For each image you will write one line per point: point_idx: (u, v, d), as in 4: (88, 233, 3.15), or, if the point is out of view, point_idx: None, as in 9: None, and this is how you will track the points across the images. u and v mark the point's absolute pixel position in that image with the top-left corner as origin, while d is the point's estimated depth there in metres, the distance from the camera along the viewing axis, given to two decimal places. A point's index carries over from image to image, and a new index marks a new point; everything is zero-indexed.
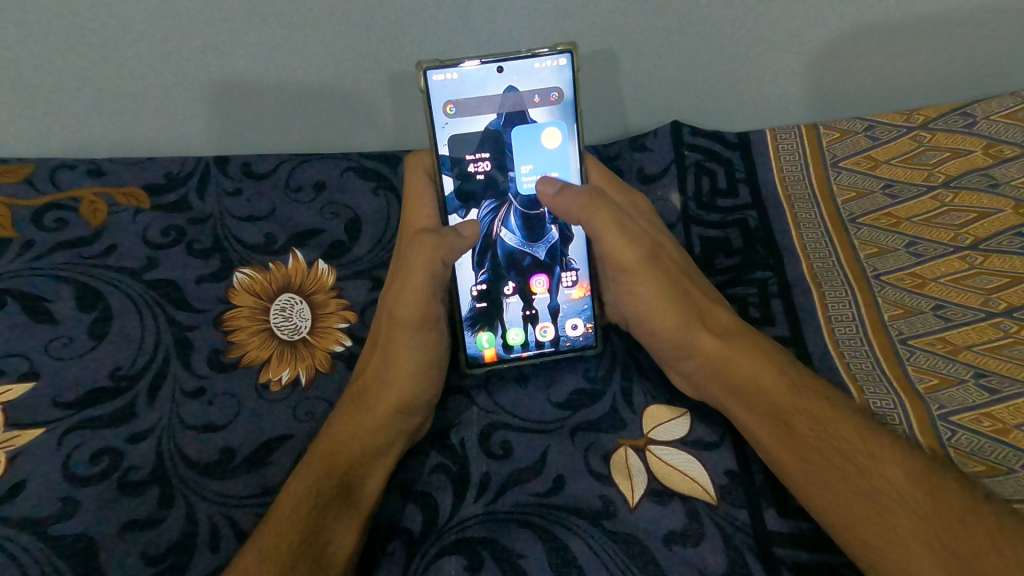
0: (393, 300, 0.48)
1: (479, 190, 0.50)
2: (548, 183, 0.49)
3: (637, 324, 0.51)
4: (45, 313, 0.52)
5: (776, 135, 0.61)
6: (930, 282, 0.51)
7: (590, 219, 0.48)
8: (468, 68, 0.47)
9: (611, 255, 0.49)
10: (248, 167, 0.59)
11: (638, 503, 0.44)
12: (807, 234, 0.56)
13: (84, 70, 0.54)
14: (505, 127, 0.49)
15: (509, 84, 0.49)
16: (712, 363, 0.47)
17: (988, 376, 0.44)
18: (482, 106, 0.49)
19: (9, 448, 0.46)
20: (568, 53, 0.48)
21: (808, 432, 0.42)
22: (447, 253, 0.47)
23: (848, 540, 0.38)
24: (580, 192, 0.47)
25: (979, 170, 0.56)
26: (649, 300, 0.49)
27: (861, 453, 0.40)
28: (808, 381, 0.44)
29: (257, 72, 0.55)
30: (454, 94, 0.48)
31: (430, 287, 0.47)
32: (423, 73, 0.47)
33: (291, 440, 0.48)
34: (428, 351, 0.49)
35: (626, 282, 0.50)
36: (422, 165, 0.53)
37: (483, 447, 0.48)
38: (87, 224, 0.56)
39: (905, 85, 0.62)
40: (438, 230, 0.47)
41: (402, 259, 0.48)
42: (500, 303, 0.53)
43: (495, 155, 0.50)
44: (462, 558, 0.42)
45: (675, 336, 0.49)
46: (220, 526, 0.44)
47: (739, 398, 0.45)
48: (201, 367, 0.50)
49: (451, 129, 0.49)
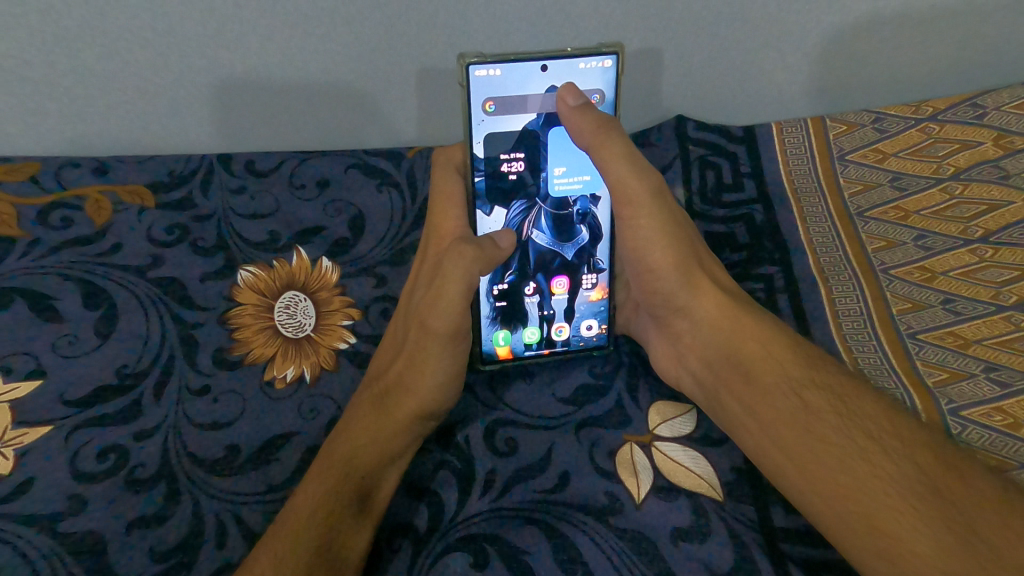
0: (430, 310, 0.48)
1: (508, 189, 0.50)
2: (573, 92, 0.47)
3: (634, 260, 0.51)
4: (50, 311, 0.52)
5: (783, 127, 0.61)
6: (939, 276, 0.50)
7: (600, 147, 0.46)
8: (513, 64, 0.46)
9: (616, 186, 0.48)
10: (252, 165, 0.59)
11: (644, 499, 0.44)
12: (813, 228, 0.56)
13: (91, 70, 0.54)
14: (543, 127, 0.49)
15: (552, 84, 0.48)
16: (705, 325, 0.48)
17: (998, 370, 0.43)
18: (523, 104, 0.48)
19: (17, 445, 0.46)
20: (614, 55, 0.47)
21: (821, 423, 0.40)
22: (486, 265, 0.48)
23: (843, 542, 0.38)
24: (597, 116, 0.46)
25: (990, 162, 0.55)
26: (651, 234, 0.49)
27: (873, 438, 0.39)
28: (825, 370, 0.43)
29: (263, 70, 0.55)
30: (494, 90, 0.47)
31: (465, 299, 0.47)
32: (466, 67, 0.46)
33: (297, 438, 0.48)
34: (456, 365, 0.49)
35: (630, 215, 0.49)
36: (451, 162, 0.54)
37: (488, 444, 0.48)
38: (92, 222, 0.56)
39: (912, 76, 0.62)
40: (477, 242, 0.47)
41: (438, 267, 0.49)
42: (520, 303, 0.52)
43: (529, 156, 0.49)
44: (467, 554, 0.42)
45: (672, 270, 0.49)
46: (227, 523, 0.44)
47: (733, 364, 0.46)
48: (207, 364, 0.51)
49: (488, 127, 0.48)
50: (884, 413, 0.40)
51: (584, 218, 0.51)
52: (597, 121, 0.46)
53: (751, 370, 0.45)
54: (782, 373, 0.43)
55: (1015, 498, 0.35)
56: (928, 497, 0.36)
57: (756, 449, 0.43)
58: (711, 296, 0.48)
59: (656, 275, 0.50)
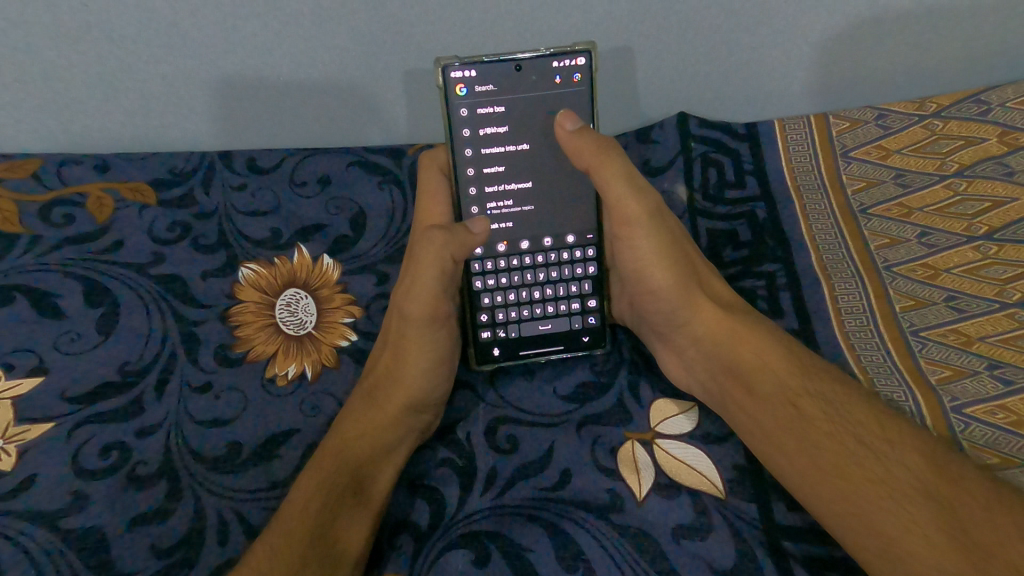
0: (404, 299, 0.48)
1: (488, 182, 0.50)
2: (570, 118, 0.47)
3: (632, 278, 0.51)
4: (53, 308, 0.52)
5: (785, 125, 0.61)
6: (942, 273, 0.50)
7: (600, 171, 0.46)
8: (488, 64, 0.47)
9: (615, 207, 0.48)
10: (253, 162, 0.59)
11: (645, 497, 0.44)
12: (816, 225, 0.56)
13: (92, 69, 0.54)
14: (522, 124, 0.49)
15: (528, 83, 0.48)
16: (707, 340, 0.48)
17: (1002, 368, 0.43)
18: (501, 103, 0.48)
19: (21, 442, 0.46)
20: (586, 53, 0.47)
21: (816, 426, 0.41)
22: (457, 250, 0.48)
23: (848, 543, 0.38)
24: (595, 137, 0.46)
25: (994, 159, 0.55)
26: (647, 250, 0.49)
27: (866, 444, 0.39)
28: (818, 376, 0.43)
29: (261, 67, 0.55)
30: (472, 87, 0.47)
31: (439, 284, 0.48)
32: (442, 70, 0.46)
33: (299, 434, 0.48)
34: (438, 350, 0.49)
35: (627, 236, 0.49)
36: (437, 161, 0.53)
37: (489, 441, 0.47)
38: (92, 220, 0.56)
39: (915, 73, 0.62)
40: (447, 227, 0.47)
41: (411, 257, 0.48)
42: (505, 296, 0.52)
43: (510, 154, 0.49)
44: (469, 551, 0.42)
45: (673, 294, 0.49)
46: (229, 520, 0.44)
47: (733, 375, 0.46)
48: (208, 362, 0.51)
49: (468, 126, 0.48)
50: (881, 416, 0.40)
51: (574, 211, 0.51)
52: (596, 141, 0.46)
53: (751, 383, 0.45)
54: (778, 381, 0.44)
55: (1007, 498, 0.35)
56: (920, 500, 0.36)
57: (761, 456, 0.43)
58: (712, 313, 0.48)
59: (657, 296, 0.50)
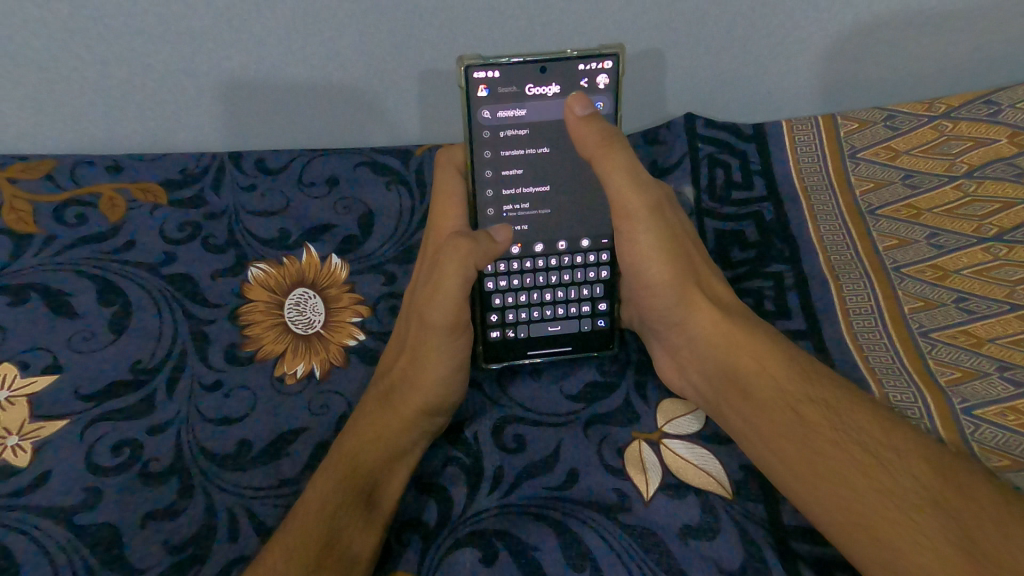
0: (427, 306, 0.48)
1: (505, 185, 0.50)
2: (580, 102, 0.47)
3: (630, 277, 0.52)
4: (67, 307, 0.53)
5: (793, 125, 0.60)
6: (952, 274, 0.50)
7: (602, 162, 0.46)
8: (511, 65, 0.47)
9: (616, 198, 0.48)
10: (262, 163, 0.59)
11: (653, 497, 0.44)
12: (824, 226, 0.56)
13: (107, 72, 0.55)
14: (542, 126, 0.49)
15: (553, 84, 0.48)
16: (700, 340, 0.48)
17: (1013, 369, 0.43)
18: (522, 106, 0.48)
19: (35, 439, 0.47)
20: (613, 58, 0.47)
21: (821, 434, 0.41)
22: (481, 259, 0.48)
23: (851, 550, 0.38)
24: (602, 128, 0.47)
25: (1004, 159, 0.54)
26: (649, 250, 0.50)
27: (869, 451, 0.39)
28: (820, 384, 0.43)
29: (273, 69, 0.55)
30: (495, 88, 0.47)
31: (461, 292, 0.48)
32: (465, 70, 0.46)
33: (309, 432, 0.48)
34: (459, 357, 0.49)
35: (628, 228, 0.49)
36: (453, 161, 0.53)
37: (496, 441, 0.48)
38: (105, 220, 0.56)
39: (925, 73, 0.61)
40: (471, 235, 0.48)
41: (435, 262, 0.49)
42: (513, 297, 0.52)
43: (528, 160, 0.50)
44: (477, 549, 0.42)
45: (668, 288, 0.49)
46: (239, 517, 0.44)
47: (731, 380, 0.46)
48: (218, 361, 0.51)
49: (489, 128, 0.48)
50: (881, 424, 0.40)
51: (586, 214, 0.51)
52: (603, 134, 0.46)
53: (747, 386, 0.45)
54: (777, 388, 0.44)
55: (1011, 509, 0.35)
56: (928, 508, 0.36)
57: (760, 458, 0.43)
58: (707, 311, 0.48)
59: (652, 292, 0.50)
